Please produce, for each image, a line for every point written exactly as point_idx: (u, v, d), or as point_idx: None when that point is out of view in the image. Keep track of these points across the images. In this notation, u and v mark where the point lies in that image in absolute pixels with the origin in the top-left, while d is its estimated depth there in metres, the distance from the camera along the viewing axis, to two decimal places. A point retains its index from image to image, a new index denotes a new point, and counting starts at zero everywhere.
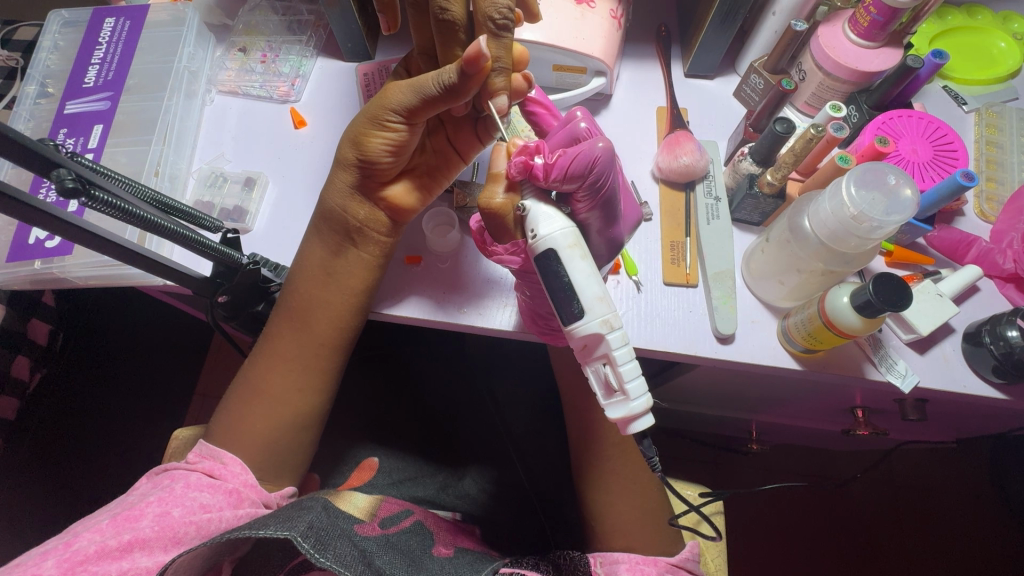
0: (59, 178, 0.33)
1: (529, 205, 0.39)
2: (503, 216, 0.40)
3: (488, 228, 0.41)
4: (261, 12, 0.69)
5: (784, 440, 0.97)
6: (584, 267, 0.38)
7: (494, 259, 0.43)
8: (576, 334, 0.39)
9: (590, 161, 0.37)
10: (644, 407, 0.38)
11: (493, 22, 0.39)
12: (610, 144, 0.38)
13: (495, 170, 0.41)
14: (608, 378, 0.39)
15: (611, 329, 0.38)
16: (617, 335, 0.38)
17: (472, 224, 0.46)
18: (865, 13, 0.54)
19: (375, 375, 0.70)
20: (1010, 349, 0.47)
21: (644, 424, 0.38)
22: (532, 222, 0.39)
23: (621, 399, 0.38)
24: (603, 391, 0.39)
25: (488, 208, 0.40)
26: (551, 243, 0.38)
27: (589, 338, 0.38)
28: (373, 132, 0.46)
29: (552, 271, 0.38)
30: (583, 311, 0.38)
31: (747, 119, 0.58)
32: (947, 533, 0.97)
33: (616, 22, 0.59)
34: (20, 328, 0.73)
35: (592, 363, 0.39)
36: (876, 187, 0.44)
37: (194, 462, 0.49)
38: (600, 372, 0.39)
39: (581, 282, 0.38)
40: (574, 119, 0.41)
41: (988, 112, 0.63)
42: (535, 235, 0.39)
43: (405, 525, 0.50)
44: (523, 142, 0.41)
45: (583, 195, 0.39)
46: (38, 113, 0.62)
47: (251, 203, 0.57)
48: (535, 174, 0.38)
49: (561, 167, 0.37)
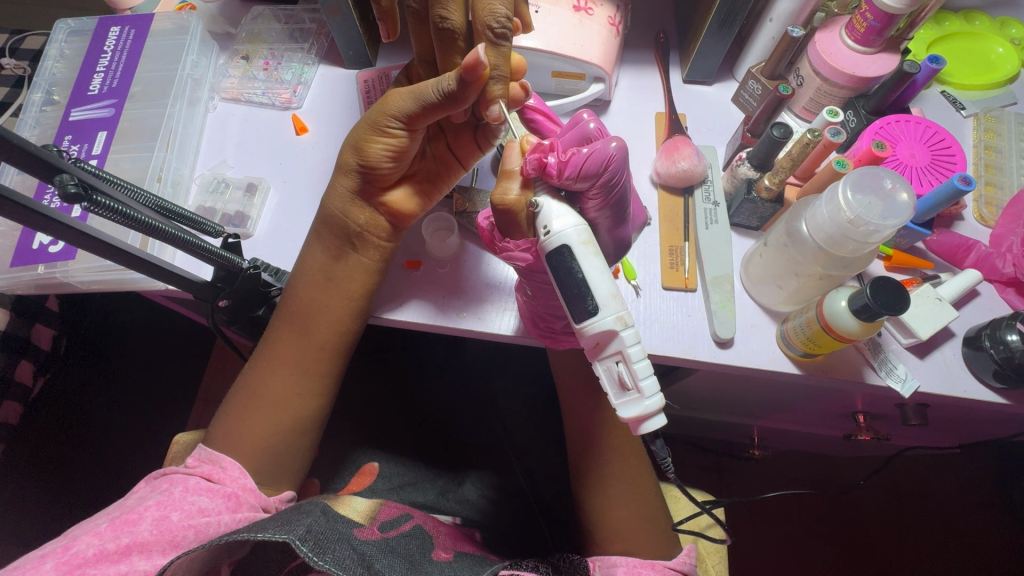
0: (62, 183, 0.34)
1: (542, 202, 0.39)
2: (517, 211, 0.40)
3: (500, 224, 0.42)
4: (263, 20, 0.70)
5: (785, 445, 0.97)
6: (596, 264, 0.38)
7: (504, 255, 0.43)
8: (588, 332, 0.39)
9: (604, 160, 0.38)
10: (658, 406, 0.38)
11: (492, 30, 0.40)
12: (623, 143, 0.38)
13: (508, 167, 0.41)
14: (622, 375, 0.38)
15: (624, 326, 0.38)
16: (631, 333, 0.38)
17: (482, 221, 0.46)
18: (862, 19, 0.54)
19: (377, 379, 0.70)
20: (1010, 353, 0.47)
21: (657, 424, 0.38)
22: (545, 218, 0.39)
23: (635, 397, 0.38)
24: (616, 390, 0.39)
25: (501, 204, 0.40)
26: (564, 239, 0.38)
27: (601, 335, 0.38)
28: (374, 137, 0.47)
29: (564, 267, 0.38)
30: (595, 309, 0.38)
31: (746, 124, 0.59)
32: (953, 541, 0.96)
33: (615, 29, 0.60)
34: (25, 333, 0.75)
35: (605, 361, 0.39)
36: (873, 191, 0.45)
37: (194, 466, 0.49)
38: (613, 370, 0.39)
39: (594, 278, 0.38)
40: (582, 120, 0.41)
41: (987, 117, 0.64)
42: (548, 231, 0.39)
43: (405, 529, 0.50)
44: (535, 141, 0.42)
45: (595, 193, 0.39)
46: (43, 120, 0.63)
47: (253, 208, 0.58)
48: (549, 172, 0.38)
49: (576, 164, 0.38)
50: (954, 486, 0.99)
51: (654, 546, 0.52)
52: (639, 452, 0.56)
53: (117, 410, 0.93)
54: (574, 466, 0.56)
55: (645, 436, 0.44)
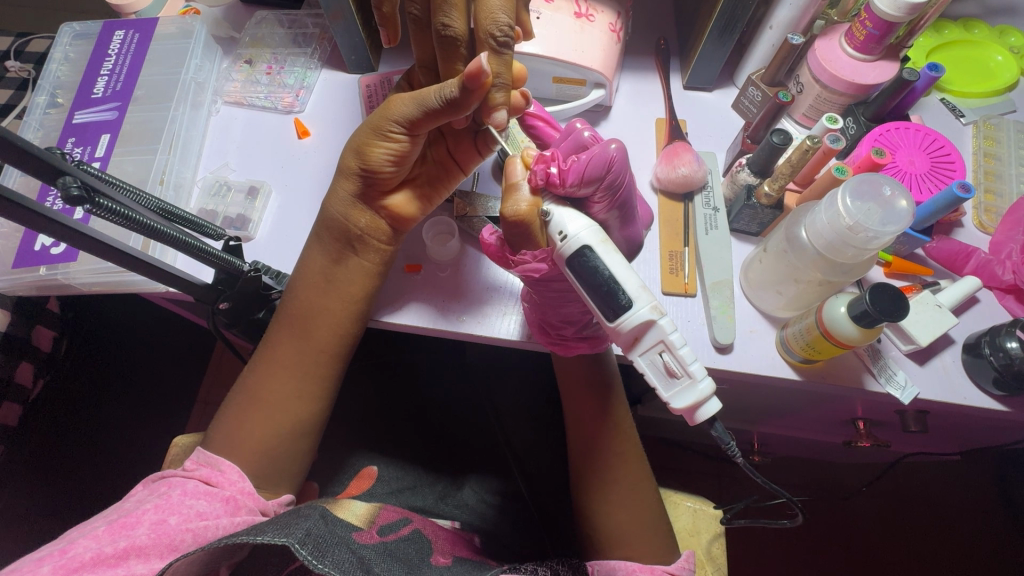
0: (65, 186, 0.34)
1: (551, 210, 0.40)
2: (529, 222, 0.41)
3: (512, 237, 0.42)
4: (267, 25, 0.71)
5: (784, 451, 0.97)
6: (617, 258, 0.39)
7: (519, 269, 0.43)
8: (625, 328, 0.39)
9: (606, 162, 0.39)
10: (710, 389, 0.38)
11: (495, 39, 0.40)
12: (622, 144, 0.40)
13: (512, 180, 0.42)
14: (669, 365, 0.39)
15: (660, 314, 0.39)
16: (667, 320, 0.39)
17: (489, 237, 0.47)
18: (861, 27, 0.55)
19: (377, 383, 0.70)
20: (1009, 360, 0.47)
21: (713, 407, 0.38)
22: (558, 224, 0.40)
23: (686, 383, 0.38)
24: (664, 381, 0.39)
25: (514, 216, 0.41)
26: (582, 241, 0.39)
27: (638, 327, 0.39)
28: (376, 142, 0.47)
29: (588, 266, 0.39)
30: (630, 302, 0.38)
31: (744, 131, 0.59)
32: (955, 551, 0.96)
33: (616, 35, 0.60)
34: (25, 334, 0.74)
35: (648, 354, 0.39)
36: (872, 198, 0.45)
37: (191, 470, 0.49)
38: (659, 361, 0.39)
39: (620, 273, 0.39)
40: (578, 129, 0.43)
41: (986, 125, 0.64)
42: (564, 236, 0.40)
43: (403, 534, 0.50)
44: (538, 153, 0.43)
45: (600, 195, 0.41)
46: (47, 123, 0.64)
47: (254, 211, 0.58)
48: (553, 182, 0.40)
49: (578, 171, 0.39)
50: (956, 495, 0.99)
51: (655, 550, 0.52)
52: (641, 458, 0.56)
53: (114, 413, 0.93)
54: (575, 472, 0.56)
55: (705, 423, 0.41)
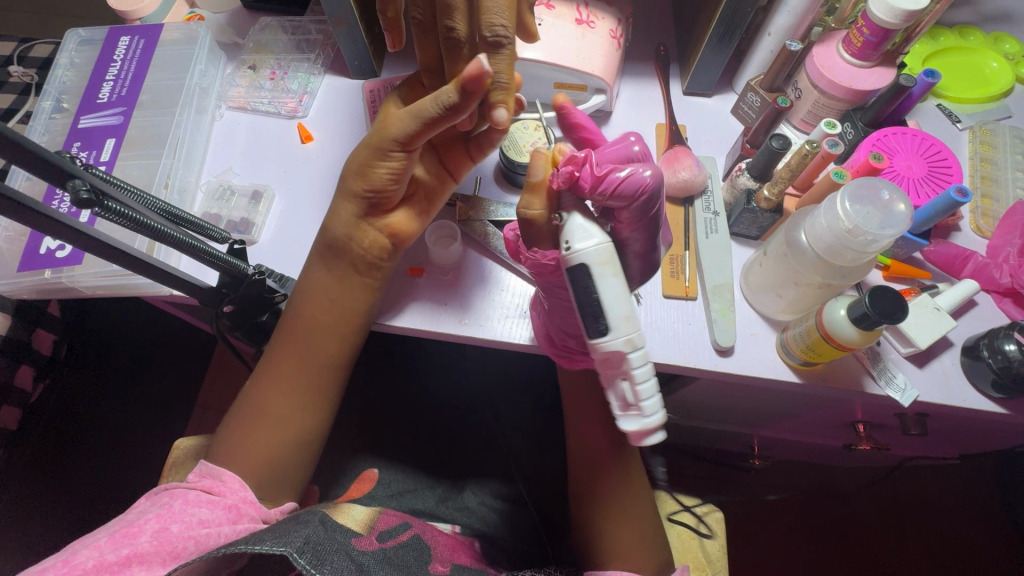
0: (74, 189, 0.34)
1: (568, 217, 0.39)
2: (539, 225, 0.41)
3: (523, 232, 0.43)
4: (271, 31, 0.71)
5: (785, 455, 0.97)
6: (613, 285, 0.38)
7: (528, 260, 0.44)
8: (599, 349, 0.39)
9: (638, 187, 0.37)
10: (658, 425, 0.39)
11: (489, 37, 0.40)
12: (659, 172, 0.38)
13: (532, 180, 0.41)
14: (625, 394, 0.39)
15: (634, 348, 0.38)
16: (639, 355, 0.38)
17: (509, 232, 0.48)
18: (858, 34, 0.56)
19: (379, 387, 0.70)
20: (1007, 363, 0.48)
21: (655, 440, 0.39)
22: (568, 234, 0.39)
23: (635, 413, 0.39)
24: (619, 404, 0.40)
25: (525, 216, 0.41)
26: (584, 259, 0.38)
27: (611, 354, 0.38)
28: (378, 161, 0.48)
29: (582, 285, 0.39)
30: (608, 329, 0.38)
31: (744, 136, 0.60)
32: (958, 556, 0.96)
33: (615, 42, 0.61)
34: (25, 338, 0.74)
35: (611, 376, 0.40)
36: (871, 202, 0.45)
37: (194, 481, 0.49)
38: (620, 386, 0.40)
39: (609, 299, 0.38)
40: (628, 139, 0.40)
41: (982, 130, 0.65)
42: (570, 247, 0.39)
43: (403, 539, 0.50)
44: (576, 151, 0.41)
45: (627, 216, 0.39)
46: (53, 128, 0.64)
47: (258, 215, 0.59)
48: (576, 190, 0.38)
49: (604, 186, 0.37)
50: (955, 499, 0.99)
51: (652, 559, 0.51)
52: (637, 469, 0.57)
53: (114, 418, 0.93)
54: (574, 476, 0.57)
55: None
